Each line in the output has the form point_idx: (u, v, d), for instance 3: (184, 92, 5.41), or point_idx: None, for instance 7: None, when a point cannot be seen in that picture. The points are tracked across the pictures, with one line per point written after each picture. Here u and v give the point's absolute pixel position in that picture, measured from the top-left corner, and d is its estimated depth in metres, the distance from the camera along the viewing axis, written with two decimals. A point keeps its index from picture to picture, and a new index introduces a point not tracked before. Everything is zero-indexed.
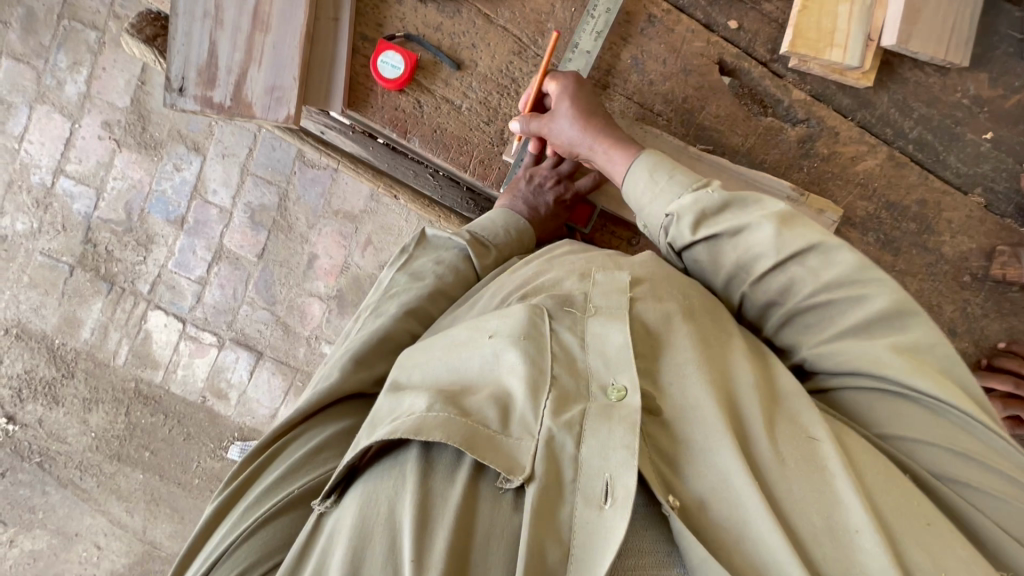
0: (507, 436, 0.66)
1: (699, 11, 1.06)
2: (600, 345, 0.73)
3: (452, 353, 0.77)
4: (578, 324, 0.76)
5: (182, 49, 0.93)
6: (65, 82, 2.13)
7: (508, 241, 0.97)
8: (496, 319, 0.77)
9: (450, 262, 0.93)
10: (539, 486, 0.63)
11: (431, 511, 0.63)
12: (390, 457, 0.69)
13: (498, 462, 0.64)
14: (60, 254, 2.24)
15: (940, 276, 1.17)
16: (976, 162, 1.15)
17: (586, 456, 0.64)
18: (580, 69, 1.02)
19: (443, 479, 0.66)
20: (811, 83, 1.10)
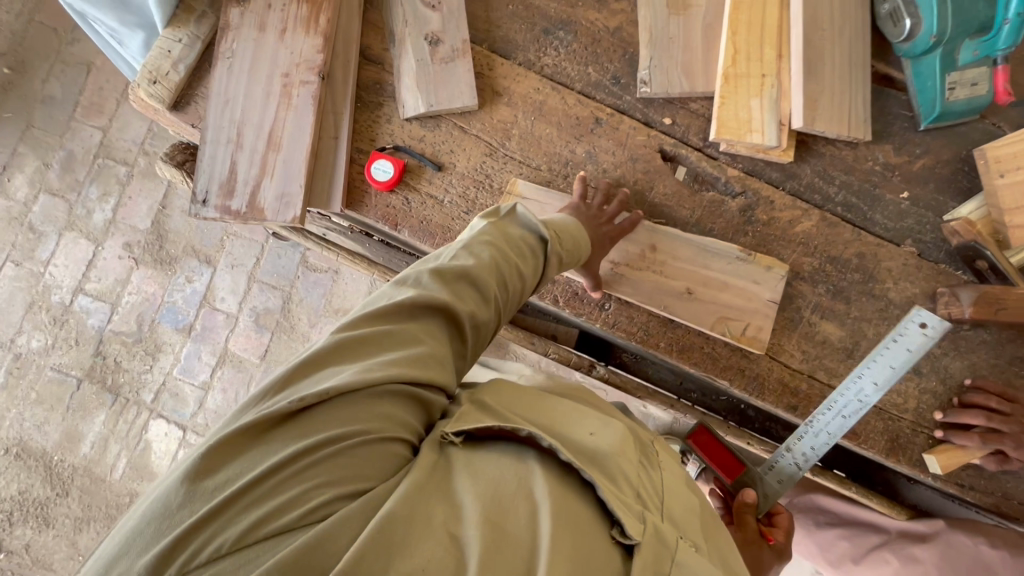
0: (622, 505, 0.78)
1: (638, 112, 1.27)
2: (671, 504, 0.88)
3: (559, 423, 0.88)
4: (655, 473, 0.92)
5: (208, 169, 1.11)
6: (93, 210, 2.36)
7: (570, 235, 1.05)
8: (598, 422, 0.91)
9: (529, 241, 0.98)
10: (643, 560, 0.74)
11: (565, 513, 0.73)
12: (522, 447, 0.81)
13: (625, 517, 0.76)
14: (69, 368, 2.32)
15: (893, 320, 1.27)
16: (900, 218, 1.30)
17: (680, 561, 0.75)
18: (910, 350, 1.06)
19: (574, 497, 0.77)
20: (743, 162, 1.28)
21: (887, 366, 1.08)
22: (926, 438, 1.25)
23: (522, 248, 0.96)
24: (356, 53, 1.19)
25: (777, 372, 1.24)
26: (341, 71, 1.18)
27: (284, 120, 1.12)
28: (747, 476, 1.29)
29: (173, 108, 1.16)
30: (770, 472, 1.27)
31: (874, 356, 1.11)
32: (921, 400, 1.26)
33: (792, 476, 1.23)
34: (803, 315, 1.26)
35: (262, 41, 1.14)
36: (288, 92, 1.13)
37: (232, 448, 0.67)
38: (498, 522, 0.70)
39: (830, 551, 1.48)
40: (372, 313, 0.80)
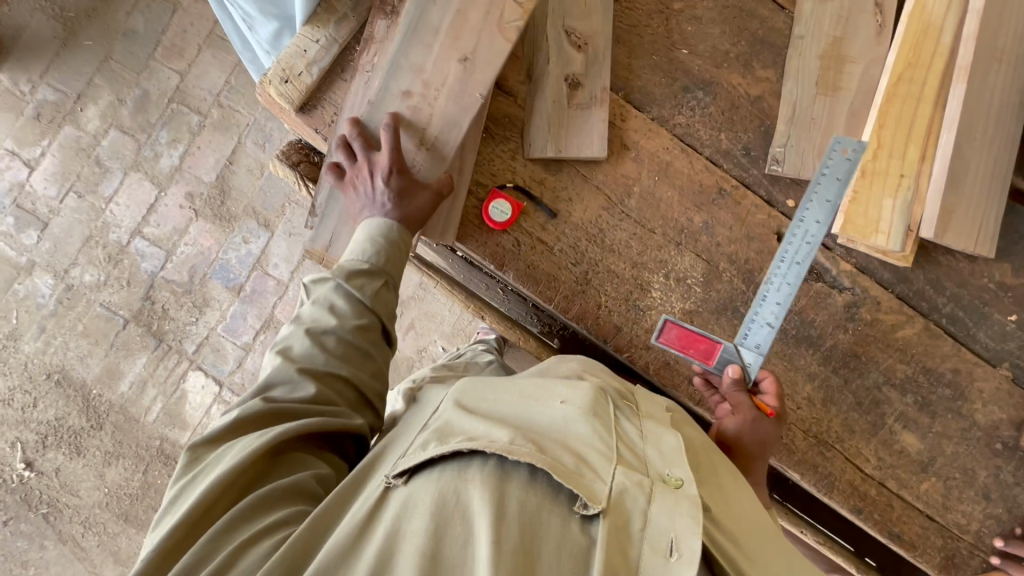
0: (583, 475, 0.76)
1: (763, 188, 1.23)
2: (654, 446, 0.86)
3: (521, 408, 0.87)
4: (635, 421, 0.90)
5: (329, 184, 1.12)
6: (161, 155, 2.35)
7: (377, 252, 1.00)
8: (565, 388, 0.90)
9: (326, 298, 0.96)
10: (610, 522, 0.73)
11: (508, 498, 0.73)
12: (465, 458, 0.77)
13: (581, 490, 0.74)
14: (117, 307, 2.35)
15: (973, 441, 1.26)
16: (1003, 339, 1.28)
17: (654, 515, 0.75)
18: (829, 201, 1.16)
19: (527, 487, 0.75)
20: (857, 257, 1.25)
21: (824, 203, 1.16)
22: (981, 561, 1.25)
23: (322, 317, 0.95)
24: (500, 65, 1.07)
25: (849, 472, 1.24)
26: (478, 82, 1.07)
27: (416, 137, 1.06)
28: (726, 353, 1.12)
29: (300, 110, 1.13)
30: (745, 340, 1.14)
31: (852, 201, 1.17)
32: (984, 524, 1.26)
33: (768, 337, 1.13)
34: (886, 422, 1.25)
35: (406, 47, 1.06)
36: (423, 108, 1.07)
37: (198, 516, 0.76)
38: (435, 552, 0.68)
39: None
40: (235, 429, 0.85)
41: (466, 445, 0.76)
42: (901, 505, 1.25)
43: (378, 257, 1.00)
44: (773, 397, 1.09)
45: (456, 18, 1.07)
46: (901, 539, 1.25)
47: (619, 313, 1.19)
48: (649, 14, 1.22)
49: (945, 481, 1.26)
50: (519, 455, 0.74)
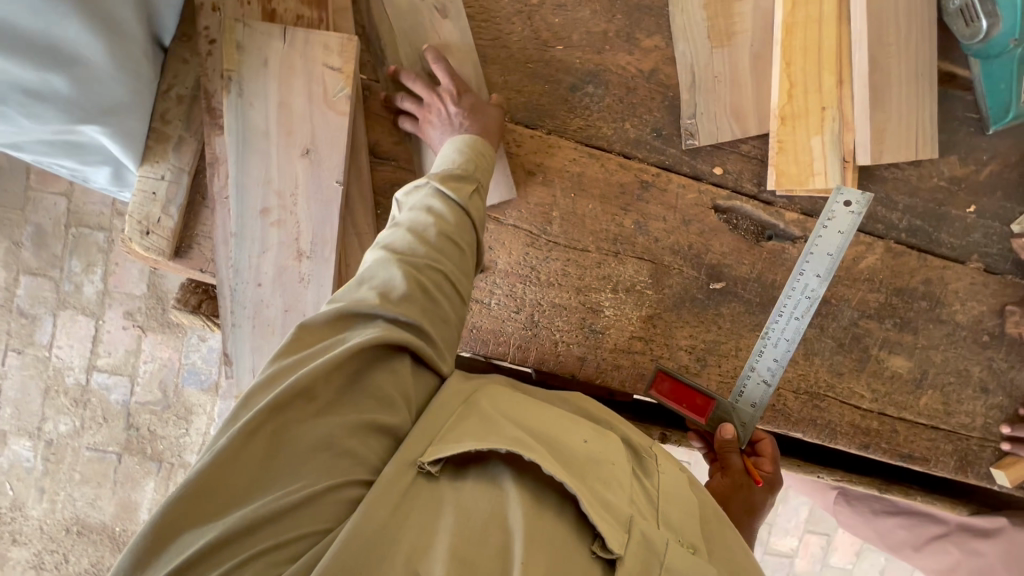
0: (606, 517, 0.69)
1: (685, 166, 1.14)
2: (669, 504, 0.79)
3: (551, 427, 0.79)
4: (652, 480, 0.83)
5: (231, 325, 0.97)
6: (83, 284, 2.21)
7: (467, 166, 0.93)
8: (590, 427, 0.83)
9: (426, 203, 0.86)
10: (630, 571, 0.65)
11: (537, 542, 0.64)
12: (494, 472, 0.71)
13: (607, 529, 0.67)
14: (105, 445, 2.29)
15: (961, 343, 1.24)
16: (966, 233, 1.23)
17: (673, 565, 0.67)
18: (830, 253, 1.08)
19: (552, 518, 0.68)
20: (800, 202, 1.18)
21: (825, 256, 1.08)
22: (994, 451, 1.27)
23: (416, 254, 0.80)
24: (346, 145, 0.95)
25: (848, 415, 1.23)
26: (332, 173, 0.95)
27: (296, 252, 0.96)
28: (720, 410, 1.08)
29: (175, 257, 1.03)
30: (740, 399, 1.10)
31: (824, 225, 1.08)
32: (989, 416, 1.26)
33: (765, 396, 1.09)
34: (872, 353, 1.23)
35: (242, 162, 0.93)
36: (287, 219, 0.95)
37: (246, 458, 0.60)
38: (467, 556, 0.61)
39: (891, 539, 1.54)
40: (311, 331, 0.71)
41: (507, 447, 0.68)
42: (905, 427, 1.25)
43: (467, 163, 0.93)
44: (769, 461, 1.07)
45: (281, 110, 0.93)
46: (913, 457, 1.25)
47: (578, 343, 1.14)
48: (509, 18, 1.08)
49: (943, 389, 1.25)
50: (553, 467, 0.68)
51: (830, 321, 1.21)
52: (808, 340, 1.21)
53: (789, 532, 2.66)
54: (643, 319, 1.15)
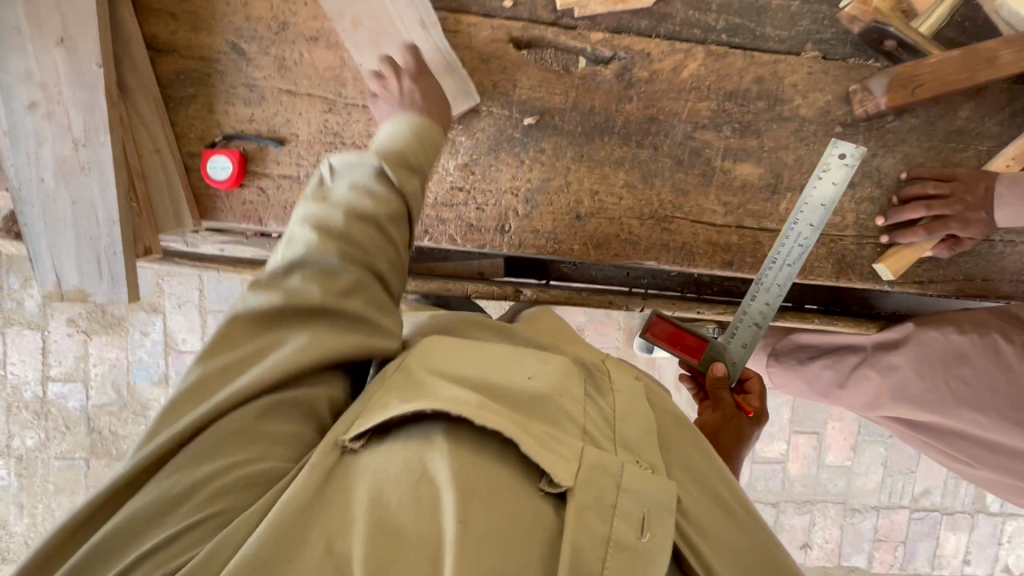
0: (549, 450, 0.67)
1: (474, 5, 1.12)
2: (625, 428, 0.79)
3: (488, 373, 0.78)
4: (607, 400, 0.82)
5: (26, 225, 0.99)
6: (23, 299, 2.29)
7: (416, 146, 0.93)
8: (534, 363, 0.82)
9: (363, 181, 0.84)
10: (579, 501, 0.64)
11: (473, 487, 0.63)
12: (427, 426, 0.68)
13: (551, 465, 0.66)
14: (72, 452, 2.36)
15: (811, 138, 1.17)
16: (793, 23, 1.16)
17: (626, 488, 0.67)
18: (836, 182, 1.09)
19: (490, 463, 0.66)
20: (604, 21, 1.13)
21: (819, 207, 1.10)
22: (874, 247, 1.18)
23: (362, 200, 0.83)
24: (100, 28, 0.96)
25: (703, 233, 1.17)
26: (89, 58, 0.96)
27: (71, 142, 0.97)
28: (712, 350, 1.14)
29: None
30: (732, 341, 1.14)
31: (819, 174, 1.10)
32: (861, 212, 1.17)
33: (756, 337, 1.14)
34: (716, 166, 1.16)
35: (0, 62, 0.95)
36: (57, 111, 0.97)
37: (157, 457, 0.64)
38: (394, 524, 0.60)
39: (817, 383, 1.39)
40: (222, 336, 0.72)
41: (430, 406, 0.67)
42: (769, 238, 1.18)
43: (417, 151, 0.93)
44: (757, 397, 1.16)
45: (27, 4, 0.94)
46: None
47: None
48: None
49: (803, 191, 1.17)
50: (487, 418, 0.67)
51: (663, 139, 1.15)
52: (644, 163, 1.15)
53: (776, 436, 2.53)
54: (463, 167, 1.13)
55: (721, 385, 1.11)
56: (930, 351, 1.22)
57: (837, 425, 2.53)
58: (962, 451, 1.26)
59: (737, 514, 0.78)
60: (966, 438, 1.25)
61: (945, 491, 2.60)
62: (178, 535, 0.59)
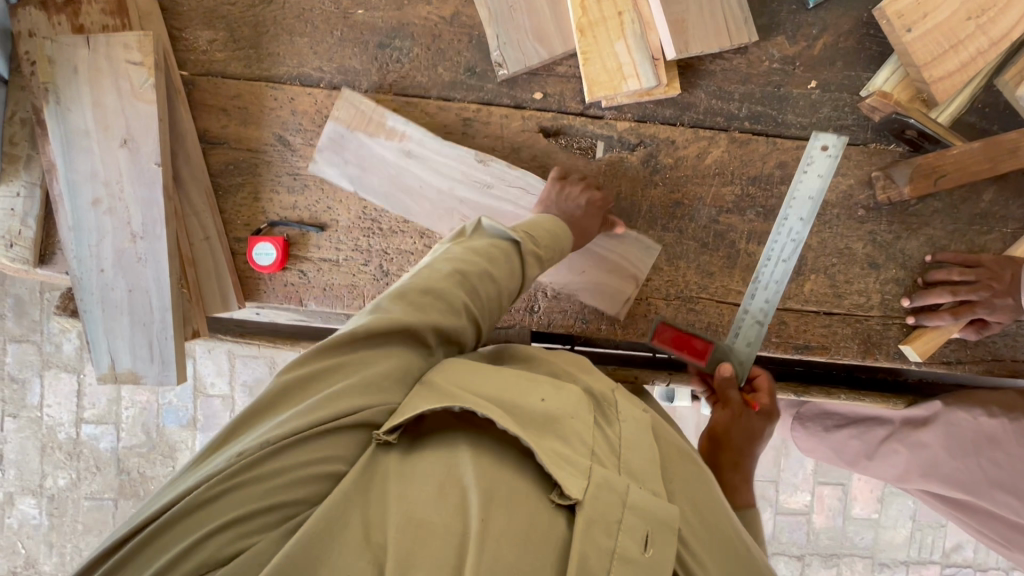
0: (563, 468, 0.71)
1: (506, 97, 1.18)
2: (629, 455, 0.79)
3: (504, 389, 0.79)
4: (612, 425, 0.84)
5: (86, 313, 1.05)
6: (62, 343, 2.38)
7: (545, 233, 1.00)
8: (549, 384, 0.82)
9: (501, 244, 0.92)
10: (589, 514, 0.68)
11: (492, 493, 0.68)
12: (451, 437, 0.73)
13: (563, 479, 0.69)
14: (102, 493, 2.42)
15: (835, 221, 1.19)
16: (814, 110, 1.20)
17: (632, 504, 0.70)
18: (820, 174, 1.15)
19: (508, 472, 0.71)
20: (630, 111, 1.18)
21: (807, 200, 1.16)
22: (900, 328, 1.19)
23: (488, 249, 0.91)
24: (160, 130, 1.04)
25: (727, 314, 1.19)
26: (150, 157, 1.04)
27: (129, 235, 1.04)
28: (718, 352, 1.15)
29: (41, 263, 1.12)
30: (736, 340, 1.16)
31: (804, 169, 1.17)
32: (885, 292, 1.19)
33: (758, 335, 1.15)
34: (739, 248, 1.19)
35: (68, 161, 1.03)
36: (118, 206, 1.04)
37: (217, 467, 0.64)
38: (421, 520, 0.65)
39: (844, 453, 1.38)
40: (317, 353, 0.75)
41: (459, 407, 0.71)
42: (794, 317, 1.19)
43: (541, 241, 0.98)
44: (766, 394, 1.10)
45: (95, 109, 1.02)
46: (810, 347, 1.20)
47: None
48: None
49: (827, 272, 1.19)
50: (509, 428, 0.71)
51: (689, 223, 1.18)
52: (670, 246, 1.18)
53: (799, 487, 2.49)
54: None
55: (728, 382, 1.08)
56: (960, 432, 1.22)
57: (863, 477, 2.49)
58: (998, 533, 1.25)
59: (737, 543, 0.79)
60: (1002, 521, 1.24)
61: (977, 547, 2.53)
62: (217, 539, 0.60)
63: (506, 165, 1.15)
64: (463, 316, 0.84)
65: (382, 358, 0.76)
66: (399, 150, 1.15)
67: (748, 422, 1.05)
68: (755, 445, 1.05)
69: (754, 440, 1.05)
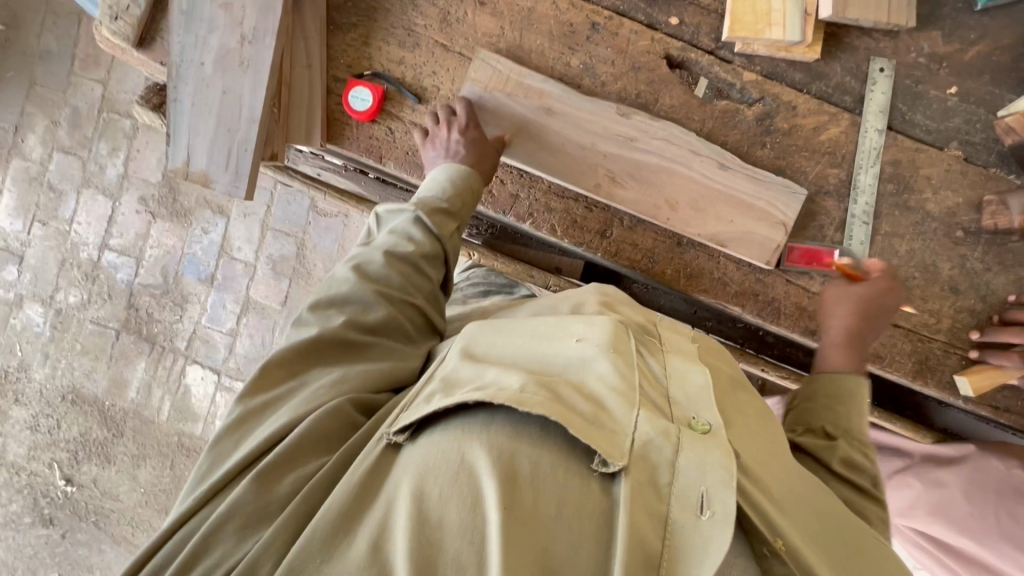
0: (602, 424, 0.60)
1: (640, 13, 1.14)
2: (681, 384, 0.70)
3: (532, 350, 0.71)
4: (659, 358, 0.74)
5: (177, 104, 1.04)
6: (106, 166, 2.38)
7: (456, 191, 0.99)
8: (582, 324, 0.74)
9: (401, 228, 0.93)
10: (634, 480, 0.58)
11: (520, 481, 0.56)
12: (467, 415, 0.61)
13: (598, 444, 0.57)
14: (106, 321, 2.44)
15: (930, 234, 1.15)
16: (945, 117, 1.15)
17: (682, 464, 0.59)
18: (885, 94, 1.14)
19: (537, 455, 0.58)
20: (761, 64, 1.14)
21: (879, 114, 1.14)
22: (960, 359, 1.16)
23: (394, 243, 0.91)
24: None
25: (794, 295, 1.16)
26: None
27: (240, 36, 1.02)
28: (846, 255, 1.14)
29: (139, 46, 1.10)
30: (852, 241, 1.14)
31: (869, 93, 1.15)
32: (957, 320, 1.15)
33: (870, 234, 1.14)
34: (827, 234, 1.16)
35: None
36: (235, 4, 1.01)
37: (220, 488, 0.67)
38: (431, 526, 0.53)
39: None
40: (276, 367, 0.77)
41: (473, 395, 0.60)
42: None
43: (454, 196, 0.98)
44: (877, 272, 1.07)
45: None
46: None
47: (512, 181, 1.15)
48: None
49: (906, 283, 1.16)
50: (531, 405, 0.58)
51: None
52: None
53: None
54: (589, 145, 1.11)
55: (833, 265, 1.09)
56: (985, 477, 1.21)
57: None
58: None
59: (819, 505, 0.71)
60: None
61: None
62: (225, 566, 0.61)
63: (649, 118, 1.10)
64: (372, 313, 0.83)
65: (319, 379, 0.78)
66: (541, 108, 1.10)
67: (853, 292, 1.05)
68: (841, 313, 1.05)
69: (861, 309, 1.04)
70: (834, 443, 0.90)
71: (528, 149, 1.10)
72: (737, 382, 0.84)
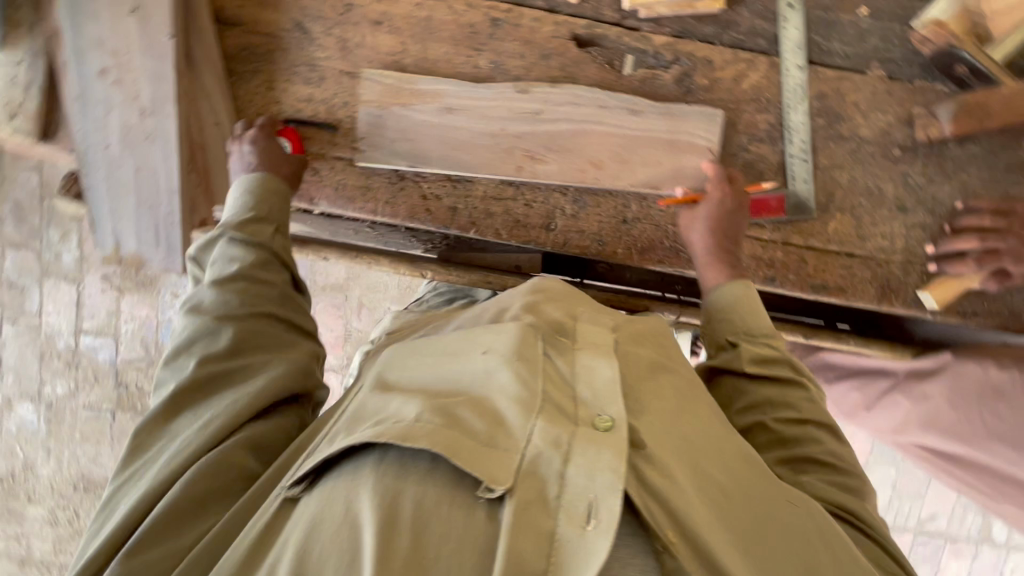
0: (495, 447, 0.60)
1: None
2: (589, 379, 0.68)
3: (442, 372, 0.71)
4: (568, 356, 0.72)
5: (94, 192, 1.05)
6: (61, 252, 2.34)
7: (262, 197, 0.99)
8: (489, 334, 0.73)
9: (224, 253, 0.94)
10: (518, 499, 0.57)
11: (399, 521, 0.56)
12: (359, 457, 0.63)
13: (480, 471, 0.58)
14: (99, 404, 2.44)
15: (868, 159, 1.15)
16: (861, 40, 1.14)
17: (571, 473, 0.59)
18: (797, 28, 1.13)
19: (419, 487, 0.59)
20: (669, 25, 1.13)
21: (794, 50, 1.13)
22: (920, 275, 1.16)
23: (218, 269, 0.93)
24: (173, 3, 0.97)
25: (748, 247, 1.16)
26: (161, 28, 0.97)
27: (138, 110, 1.01)
28: (792, 199, 1.15)
29: (44, 138, 1.08)
30: (794, 181, 1.15)
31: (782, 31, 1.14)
32: (910, 237, 1.16)
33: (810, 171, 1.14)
34: (767, 179, 1.15)
35: (77, 26, 0.97)
36: (126, 79, 0.99)
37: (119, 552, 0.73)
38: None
39: (843, 404, 1.39)
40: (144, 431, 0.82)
41: (362, 438, 0.61)
42: (816, 256, 1.16)
43: (257, 201, 0.98)
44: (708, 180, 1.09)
45: None
46: (827, 288, 1.17)
47: (448, 194, 1.13)
48: None
49: (853, 212, 1.16)
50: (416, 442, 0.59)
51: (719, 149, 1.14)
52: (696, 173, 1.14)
53: None
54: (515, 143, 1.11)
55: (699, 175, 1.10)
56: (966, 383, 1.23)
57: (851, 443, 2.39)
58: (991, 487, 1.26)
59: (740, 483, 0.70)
60: (992, 472, 1.25)
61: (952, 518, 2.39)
62: None
63: (568, 101, 1.10)
64: (219, 339, 0.86)
65: (190, 427, 0.82)
66: (442, 109, 1.09)
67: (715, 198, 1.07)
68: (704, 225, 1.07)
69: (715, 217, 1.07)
70: (738, 351, 0.95)
71: (446, 154, 1.10)
72: (668, 362, 0.82)
